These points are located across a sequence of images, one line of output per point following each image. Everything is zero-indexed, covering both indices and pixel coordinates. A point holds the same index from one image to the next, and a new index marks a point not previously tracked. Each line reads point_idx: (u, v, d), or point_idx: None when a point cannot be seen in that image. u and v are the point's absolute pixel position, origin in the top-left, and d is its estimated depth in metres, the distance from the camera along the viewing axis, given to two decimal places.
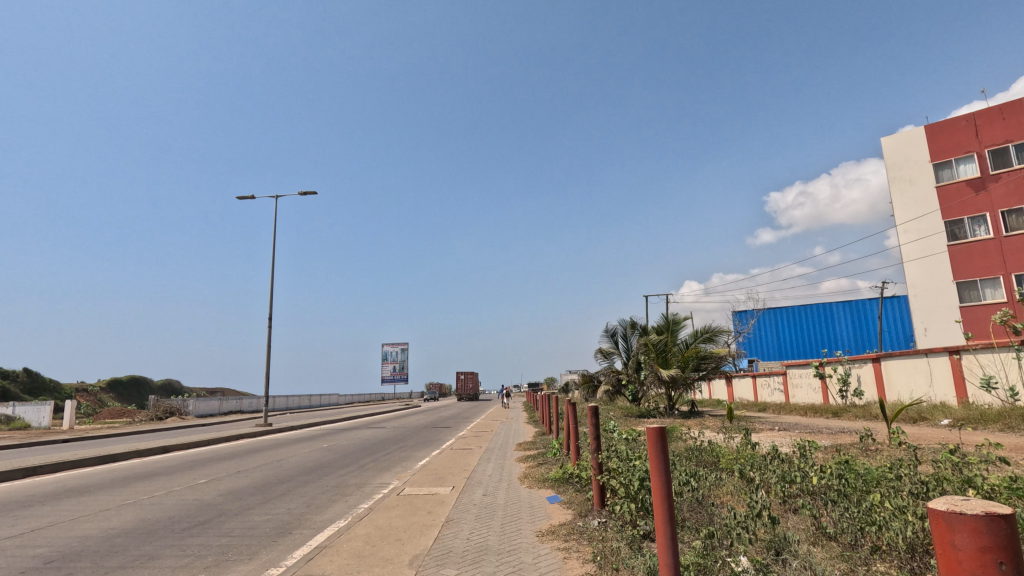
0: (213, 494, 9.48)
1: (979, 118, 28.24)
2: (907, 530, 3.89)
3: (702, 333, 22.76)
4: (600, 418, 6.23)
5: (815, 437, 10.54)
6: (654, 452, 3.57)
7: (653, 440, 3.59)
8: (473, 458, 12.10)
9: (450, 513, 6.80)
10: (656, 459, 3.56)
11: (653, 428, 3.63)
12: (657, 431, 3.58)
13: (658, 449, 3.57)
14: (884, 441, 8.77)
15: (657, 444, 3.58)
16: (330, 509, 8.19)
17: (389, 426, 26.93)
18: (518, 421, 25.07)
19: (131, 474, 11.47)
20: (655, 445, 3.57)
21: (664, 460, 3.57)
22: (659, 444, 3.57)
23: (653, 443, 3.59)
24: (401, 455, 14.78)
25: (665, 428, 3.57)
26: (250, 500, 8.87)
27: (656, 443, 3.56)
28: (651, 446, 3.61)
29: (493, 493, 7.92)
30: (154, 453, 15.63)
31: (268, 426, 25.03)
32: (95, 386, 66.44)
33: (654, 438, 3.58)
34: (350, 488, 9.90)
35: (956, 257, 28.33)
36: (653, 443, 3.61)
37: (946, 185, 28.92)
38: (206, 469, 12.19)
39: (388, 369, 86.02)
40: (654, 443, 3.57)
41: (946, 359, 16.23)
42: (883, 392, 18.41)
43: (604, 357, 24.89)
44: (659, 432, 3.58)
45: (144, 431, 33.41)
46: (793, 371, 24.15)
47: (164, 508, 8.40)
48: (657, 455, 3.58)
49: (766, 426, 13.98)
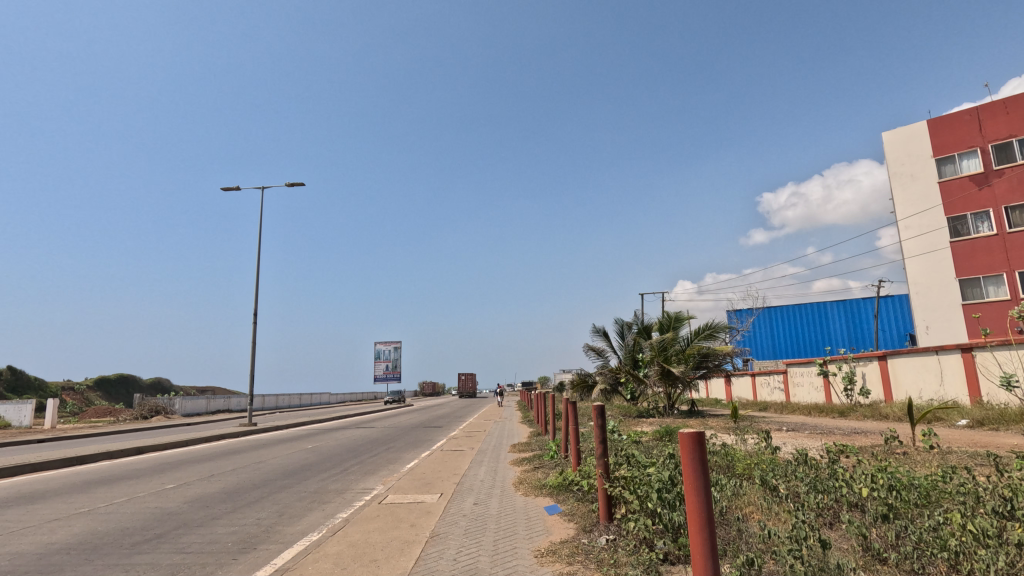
0: (178, 501, 8.64)
1: (983, 112, 27.68)
2: (998, 558, 3.16)
3: (702, 330, 22.02)
4: (605, 419, 5.44)
5: (835, 440, 9.80)
6: (690, 463, 2.79)
7: (687, 447, 2.82)
8: (464, 461, 11.28)
9: (437, 527, 6.00)
10: (693, 471, 2.79)
11: (689, 431, 2.85)
12: (694, 435, 2.80)
13: (696, 456, 2.79)
14: (911, 442, 8.08)
15: (693, 448, 2.81)
16: (304, 519, 7.38)
17: (379, 426, 26.04)
18: (512, 421, 24.33)
19: (96, 479, 10.63)
20: (692, 452, 2.79)
21: (702, 471, 2.80)
22: (698, 449, 2.80)
23: (688, 450, 2.82)
24: (389, 457, 13.92)
25: (704, 432, 2.80)
26: (217, 509, 8.04)
27: (691, 446, 2.79)
28: (684, 452, 2.86)
29: (485, 502, 7.11)
30: (127, 453, 14.76)
31: (254, 426, 24.12)
32: (82, 384, 65.08)
33: (690, 442, 2.80)
34: (330, 495, 9.08)
35: (959, 254, 27.79)
36: (686, 448, 2.86)
37: (948, 180, 28.38)
38: (177, 473, 11.34)
39: (381, 367, 85.00)
40: (689, 447, 2.80)
41: (958, 357, 15.65)
42: (890, 392, 17.78)
43: (600, 355, 24.11)
44: (699, 436, 2.80)
45: (126, 430, 32.31)
46: (794, 369, 23.52)
47: (120, 518, 7.57)
48: (691, 465, 2.82)
49: (773, 426, 13.25)
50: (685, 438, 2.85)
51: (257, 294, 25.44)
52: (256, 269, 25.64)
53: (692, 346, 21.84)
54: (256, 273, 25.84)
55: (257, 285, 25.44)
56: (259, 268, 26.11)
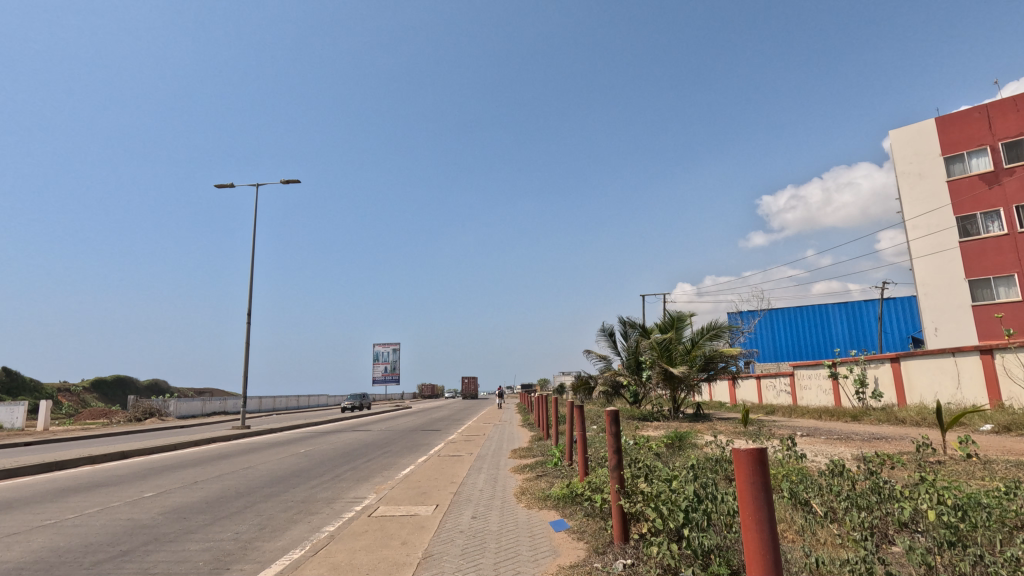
0: (153, 512, 8.03)
1: (993, 109, 27.11)
2: None
3: (707, 330, 21.40)
4: (619, 427, 4.81)
5: (858, 448, 9.19)
6: (747, 487, 2.25)
7: (742, 468, 2.28)
8: (461, 468, 10.64)
9: (431, 545, 5.39)
10: (752, 497, 2.25)
11: (743, 445, 2.31)
12: (750, 450, 2.26)
13: (757, 480, 2.25)
14: (942, 450, 7.52)
15: (751, 470, 2.27)
16: (287, 533, 6.75)
17: (376, 429, 25.43)
18: (512, 424, 23.75)
19: (70, 486, 10.02)
20: (750, 475, 2.25)
21: (763, 497, 2.24)
22: (759, 471, 2.26)
23: (744, 472, 2.27)
24: (383, 462, 13.32)
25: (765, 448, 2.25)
26: (194, 522, 7.42)
27: (748, 465, 2.25)
28: (737, 470, 2.33)
29: (484, 516, 6.50)
30: (110, 458, 14.15)
31: (247, 429, 23.48)
32: (78, 386, 64.39)
33: (746, 457, 2.27)
34: (318, 505, 8.45)
35: (968, 254, 27.20)
36: (739, 464, 2.33)
37: (957, 179, 27.81)
38: (158, 480, 10.73)
39: (379, 370, 84.32)
40: (745, 466, 2.26)
41: (976, 359, 15.13)
42: (904, 395, 17.21)
43: (601, 357, 23.49)
44: (759, 453, 2.25)
45: (118, 433, 31.61)
46: (801, 372, 22.93)
47: (86, 532, 6.96)
48: (749, 491, 2.27)
49: (786, 431, 12.62)
50: (737, 454, 2.32)
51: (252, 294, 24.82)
52: (250, 268, 25.04)
53: (697, 347, 21.23)
54: (251, 272, 25.25)
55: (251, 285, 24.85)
56: (253, 268, 25.53)
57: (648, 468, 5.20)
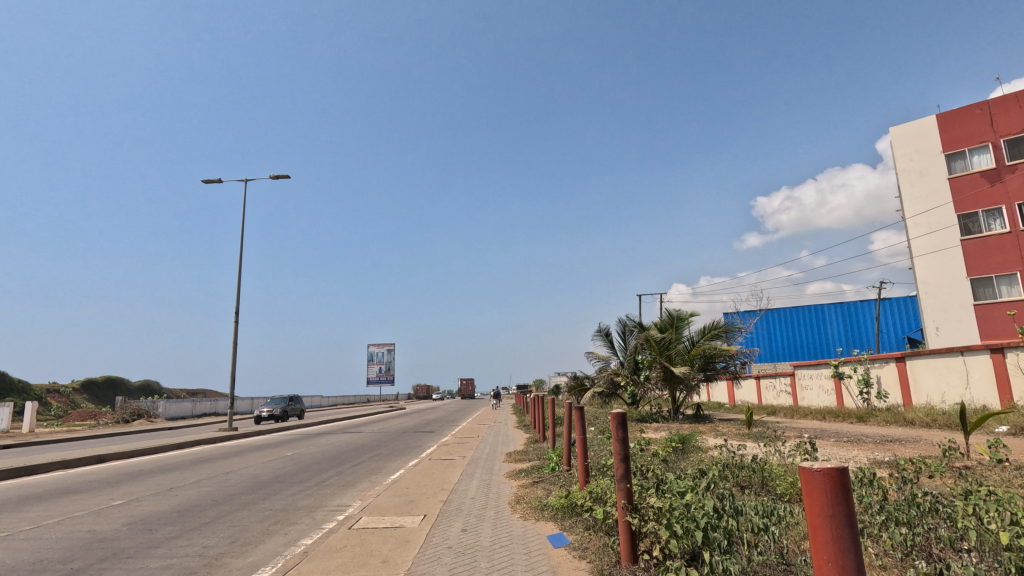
0: (117, 523, 7.43)
1: (995, 106, 26.74)
2: None
3: (709, 329, 20.90)
4: (625, 434, 4.25)
5: (874, 452, 8.67)
6: (825, 522, 1.97)
7: (817, 499, 2.00)
8: (454, 473, 10.04)
9: (415, 564, 4.82)
10: (833, 534, 1.95)
11: (820, 472, 2.02)
12: (832, 479, 1.97)
13: (838, 513, 1.97)
14: (971, 456, 6.98)
15: (830, 502, 1.98)
16: (258, 547, 6.17)
17: (368, 430, 24.82)
18: (507, 425, 23.20)
19: (34, 493, 9.38)
20: (828, 508, 1.97)
21: (850, 536, 1.95)
22: (841, 502, 1.97)
23: (819, 505, 2.00)
24: (373, 466, 12.74)
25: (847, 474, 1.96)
26: (159, 535, 6.81)
27: (827, 497, 1.97)
28: (807, 502, 2.05)
29: (475, 528, 5.93)
30: (85, 462, 13.49)
31: (235, 430, 22.84)
32: (69, 386, 63.43)
33: (824, 485, 2.00)
34: (297, 514, 7.85)
35: (969, 253, 26.84)
36: (810, 495, 2.05)
37: (958, 176, 27.43)
38: (130, 486, 10.11)
39: (374, 370, 83.54)
40: (822, 499, 1.99)
41: (987, 358, 14.69)
42: (910, 395, 16.73)
43: (600, 358, 22.96)
44: (839, 479, 1.97)
45: (105, 435, 30.90)
46: (801, 372, 22.47)
47: (38, 546, 6.34)
48: (826, 527, 1.98)
49: (793, 433, 12.12)
50: (805, 479, 2.05)
51: (240, 292, 24.13)
52: (239, 266, 24.46)
53: (697, 346, 20.72)
54: (239, 270, 24.56)
55: (239, 282, 24.18)
56: (242, 265, 24.87)
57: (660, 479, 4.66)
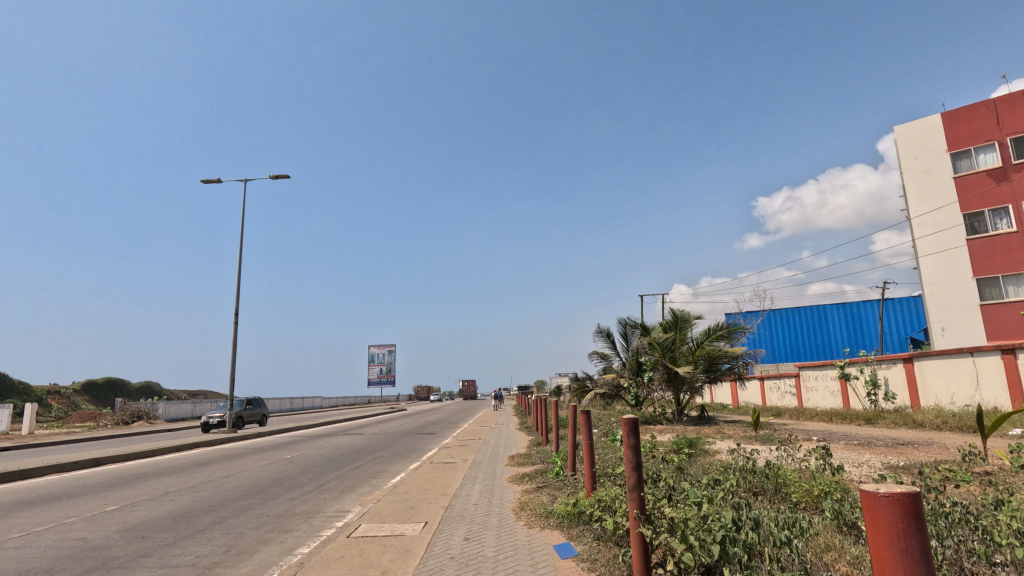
0: (109, 530, 7.20)
1: (1001, 104, 26.50)
2: None
3: (713, 330, 20.65)
4: (637, 439, 4.03)
5: (888, 456, 8.43)
6: (894, 556, 1.97)
7: (887, 531, 2.01)
8: (455, 477, 9.81)
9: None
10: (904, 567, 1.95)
11: (892, 503, 2.02)
12: (905, 511, 1.98)
13: (912, 548, 1.97)
14: (990, 460, 6.74)
15: (901, 534, 1.99)
16: (253, 556, 5.94)
17: (368, 432, 24.59)
18: (509, 427, 22.95)
19: (26, 498, 9.17)
20: (899, 541, 1.98)
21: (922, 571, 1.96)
22: (913, 534, 1.98)
23: (889, 537, 2.00)
24: (373, 469, 12.52)
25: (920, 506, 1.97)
26: (151, 543, 6.59)
27: (899, 528, 1.98)
28: (876, 531, 2.05)
29: (478, 537, 5.70)
30: (81, 466, 13.28)
31: (234, 432, 22.62)
32: (69, 387, 63.28)
33: (896, 515, 2.00)
34: (294, 521, 7.63)
35: (975, 253, 26.59)
36: (879, 525, 2.05)
37: (964, 175, 27.17)
38: (126, 491, 9.89)
39: (375, 371, 83.27)
40: (893, 530, 1.99)
41: (998, 358, 14.46)
42: (918, 397, 16.48)
43: (602, 358, 22.74)
44: (910, 512, 1.97)
45: (105, 437, 30.70)
46: (806, 373, 22.22)
47: (26, 555, 6.12)
48: (897, 560, 1.98)
49: (801, 436, 11.88)
50: (870, 506, 2.06)
51: (239, 292, 23.92)
52: (239, 266, 24.26)
53: (701, 347, 20.46)
54: (238, 270, 24.35)
55: (238, 282, 23.97)
56: (241, 265, 24.68)
57: (673, 488, 4.45)
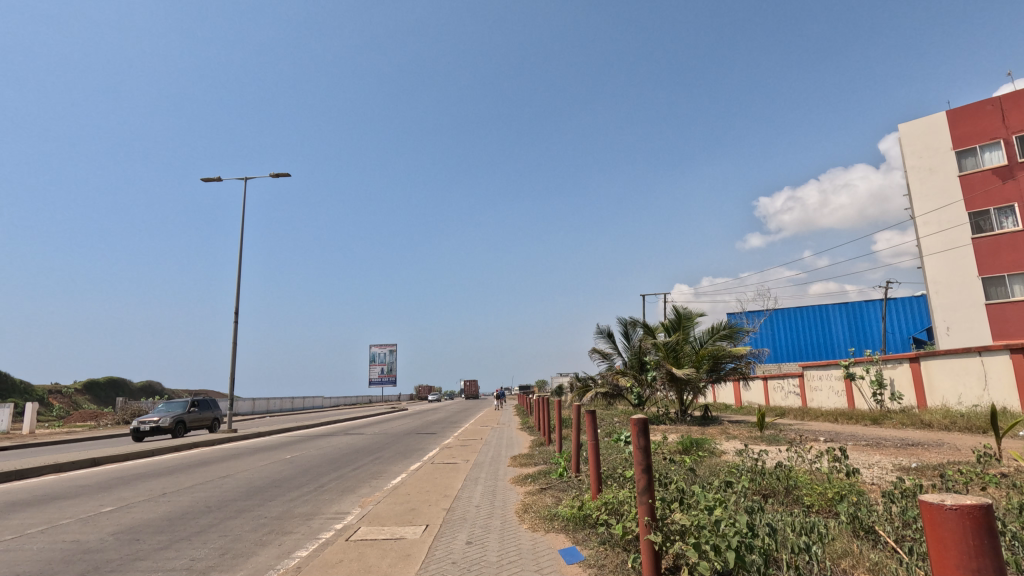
0: (103, 532, 7.05)
1: (1007, 102, 26.29)
2: None
3: (717, 329, 20.46)
4: (647, 443, 3.87)
5: (898, 457, 8.26)
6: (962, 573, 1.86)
7: (954, 544, 1.89)
8: (457, 478, 9.64)
9: None
10: None
11: (958, 511, 1.91)
12: (975, 519, 1.87)
13: (984, 564, 1.85)
14: (1007, 463, 6.56)
15: (972, 550, 1.87)
16: (250, 560, 5.79)
17: (369, 432, 24.44)
18: (510, 427, 22.78)
19: (21, 499, 9.01)
20: (968, 558, 1.86)
21: None
22: (985, 550, 1.86)
23: (956, 552, 1.89)
24: (374, 470, 12.38)
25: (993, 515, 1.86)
26: (146, 546, 6.43)
27: (968, 542, 1.86)
28: (941, 546, 1.94)
29: (480, 541, 5.54)
30: (78, 466, 13.13)
31: (233, 432, 22.47)
32: (70, 386, 63.21)
33: (962, 527, 1.89)
34: (293, 522, 7.47)
35: (980, 251, 26.39)
36: (944, 538, 1.94)
37: (970, 174, 26.96)
38: (122, 492, 9.73)
39: (376, 371, 83.10)
40: (961, 545, 1.88)
41: (1006, 358, 14.28)
42: (924, 397, 16.30)
43: (604, 357, 22.56)
44: (981, 523, 1.86)
45: (105, 436, 30.56)
46: (810, 373, 22.05)
47: (17, 558, 5.97)
48: None
49: (807, 436, 11.70)
50: (934, 517, 1.99)
51: (239, 291, 23.76)
52: (238, 265, 24.09)
53: (705, 347, 20.28)
54: (237, 269, 24.18)
55: (238, 281, 23.79)
56: (240, 264, 24.51)
57: (684, 492, 4.29)
